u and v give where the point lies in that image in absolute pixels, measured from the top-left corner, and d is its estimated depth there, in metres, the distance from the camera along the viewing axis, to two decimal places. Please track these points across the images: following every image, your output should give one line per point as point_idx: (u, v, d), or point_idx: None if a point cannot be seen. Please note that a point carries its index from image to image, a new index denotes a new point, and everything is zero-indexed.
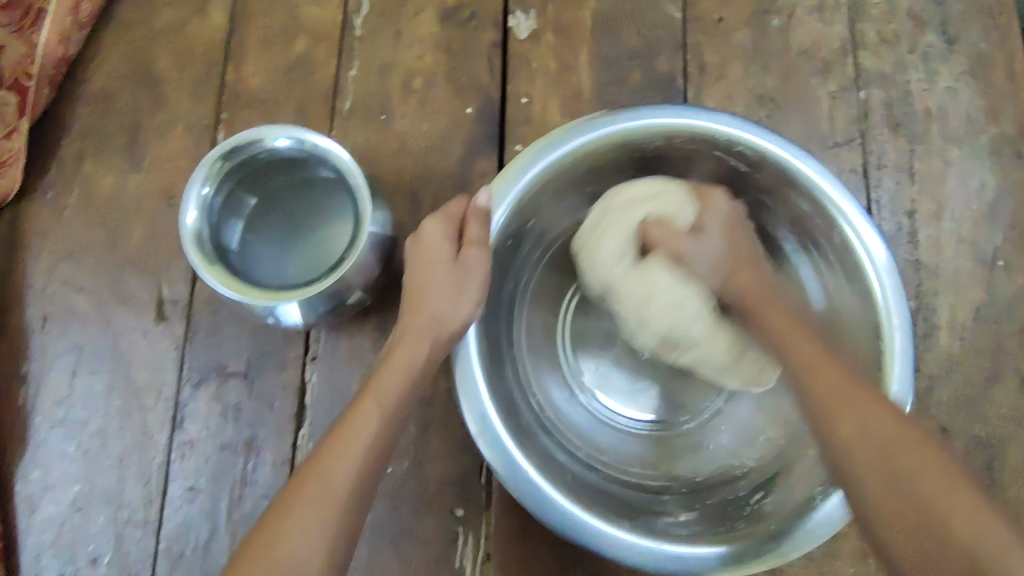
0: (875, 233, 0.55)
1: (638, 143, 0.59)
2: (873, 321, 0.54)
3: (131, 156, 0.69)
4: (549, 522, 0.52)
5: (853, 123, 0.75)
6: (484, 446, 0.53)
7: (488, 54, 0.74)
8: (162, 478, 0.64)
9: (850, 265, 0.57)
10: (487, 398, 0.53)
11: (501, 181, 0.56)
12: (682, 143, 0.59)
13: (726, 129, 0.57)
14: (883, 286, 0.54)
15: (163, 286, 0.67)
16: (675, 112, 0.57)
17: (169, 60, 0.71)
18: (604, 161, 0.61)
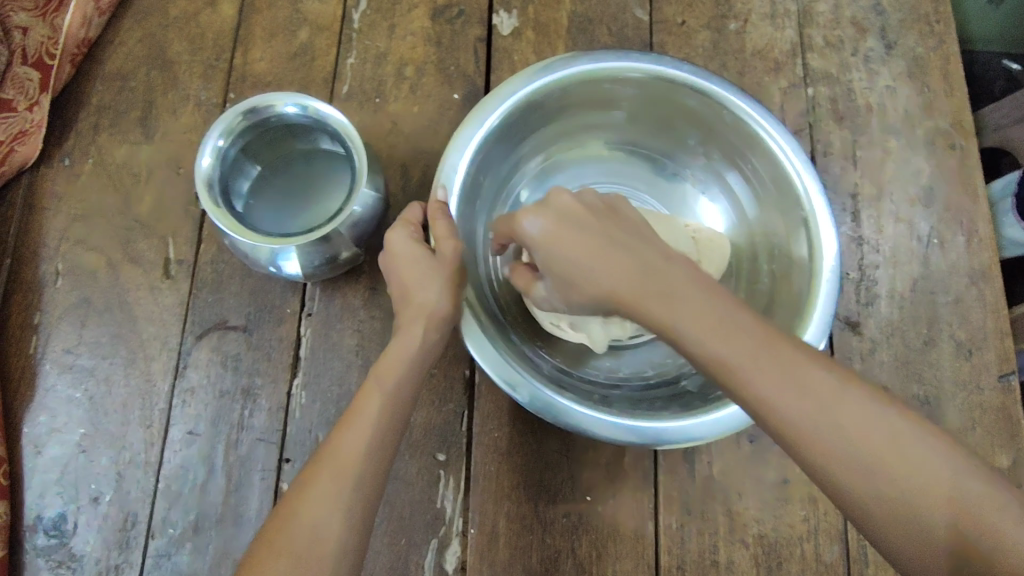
0: (752, 104, 0.64)
1: (538, 101, 0.67)
2: (799, 208, 0.64)
3: (144, 129, 0.75)
4: (589, 432, 0.58)
5: (802, 115, 0.83)
6: (515, 390, 0.59)
7: (475, 47, 0.81)
8: (163, 423, 0.68)
9: (751, 140, 0.66)
10: (498, 350, 0.60)
11: (442, 176, 0.63)
12: (576, 89, 0.68)
13: (610, 62, 0.66)
14: (788, 158, 0.64)
15: (170, 247, 0.72)
16: (563, 65, 0.65)
17: (183, 44, 0.78)
18: (518, 130, 0.69)
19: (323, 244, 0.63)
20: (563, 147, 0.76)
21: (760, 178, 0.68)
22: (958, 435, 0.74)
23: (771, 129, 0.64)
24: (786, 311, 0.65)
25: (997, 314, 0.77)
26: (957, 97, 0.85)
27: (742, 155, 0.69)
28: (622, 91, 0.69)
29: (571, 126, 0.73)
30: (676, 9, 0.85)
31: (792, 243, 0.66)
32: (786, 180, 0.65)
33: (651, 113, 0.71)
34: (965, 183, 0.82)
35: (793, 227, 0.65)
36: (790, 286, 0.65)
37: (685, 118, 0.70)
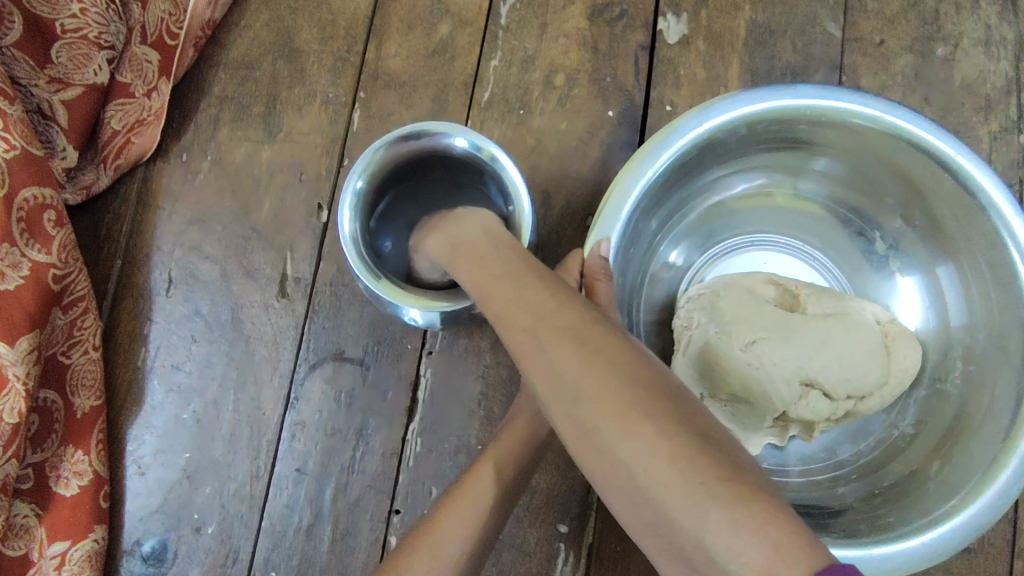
0: (987, 173, 0.53)
1: (720, 139, 0.56)
2: (1020, 315, 0.53)
3: (267, 127, 0.68)
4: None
5: (1013, 167, 0.70)
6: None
7: (636, 56, 0.71)
8: (271, 456, 0.64)
9: (970, 216, 0.55)
10: None
11: (602, 222, 0.53)
12: (765, 128, 0.57)
13: (819, 103, 0.55)
14: (1023, 252, 0.52)
15: (288, 262, 0.66)
16: (764, 98, 0.55)
17: (312, 32, 0.70)
18: (689, 171, 0.58)
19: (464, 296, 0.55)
20: (735, 185, 0.64)
21: (973, 268, 0.57)
22: None
23: (1002, 203, 0.52)
24: (981, 427, 0.54)
25: None
26: None
27: (952, 229, 0.58)
28: (818, 133, 0.58)
29: (750, 165, 0.62)
30: (874, 25, 0.73)
31: (1001, 347, 0.55)
32: (1008, 277, 0.54)
33: (850, 162, 0.60)
34: None
35: (1006, 333, 0.54)
36: (990, 397, 0.55)
37: (889, 173, 0.59)
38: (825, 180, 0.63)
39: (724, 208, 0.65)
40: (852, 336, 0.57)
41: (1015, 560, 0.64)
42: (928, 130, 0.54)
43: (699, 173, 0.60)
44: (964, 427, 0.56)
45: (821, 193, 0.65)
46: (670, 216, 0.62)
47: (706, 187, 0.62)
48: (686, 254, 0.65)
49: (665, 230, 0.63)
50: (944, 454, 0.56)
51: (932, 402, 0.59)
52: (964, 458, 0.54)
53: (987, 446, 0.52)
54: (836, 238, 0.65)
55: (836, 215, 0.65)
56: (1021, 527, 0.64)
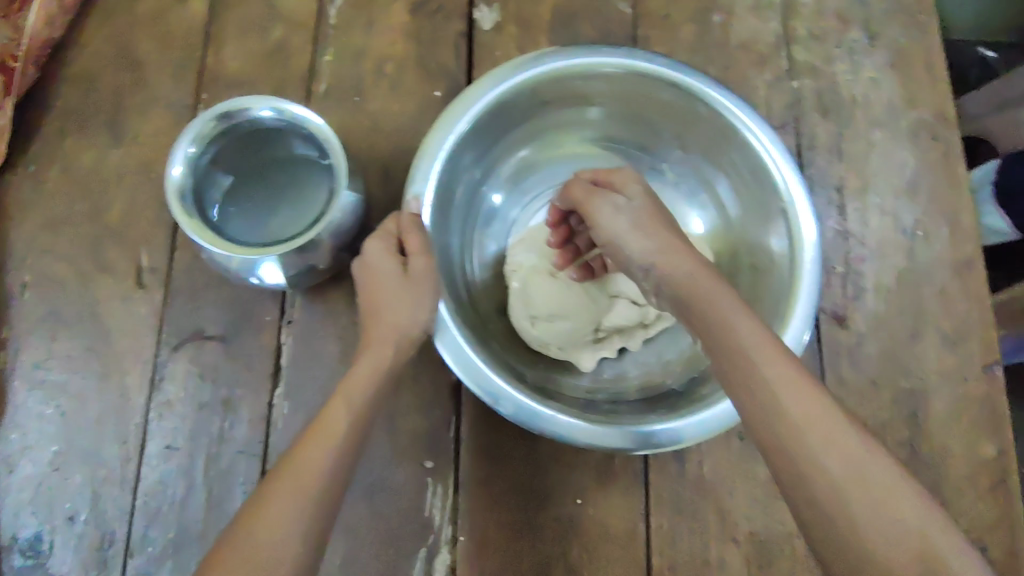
0: (730, 95, 0.63)
1: (513, 100, 0.65)
2: (779, 207, 0.63)
3: (114, 132, 0.73)
4: (580, 442, 0.57)
5: (787, 108, 0.82)
6: (500, 405, 0.58)
7: (455, 43, 0.79)
8: (140, 438, 0.66)
9: (729, 133, 0.65)
10: (472, 352, 0.58)
11: (416, 178, 0.61)
12: (550, 87, 0.66)
13: (586, 57, 0.63)
14: (772, 156, 0.62)
15: (143, 254, 0.70)
16: (540, 60, 0.63)
17: (153, 44, 0.76)
18: (491, 130, 0.67)
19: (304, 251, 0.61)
20: (542, 140, 0.74)
21: (741, 178, 0.67)
22: (945, 425, 0.74)
23: (748, 121, 0.62)
24: (767, 304, 0.63)
25: (982, 306, 0.78)
26: (940, 89, 0.85)
27: (721, 150, 0.68)
28: (596, 86, 0.67)
29: (551, 121, 0.72)
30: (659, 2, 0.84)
31: (771, 235, 0.65)
32: (766, 177, 0.63)
33: (632, 107, 0.70)
34: (950, 174, 0.82)
35: (773, 226, 0.64)
36: (772, 278, 0.64)
37: (661, 112, 0.69)
38: (620, 127, 0.73)
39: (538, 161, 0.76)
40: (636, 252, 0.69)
41: None
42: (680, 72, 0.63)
43: (504, 132, 0.69)
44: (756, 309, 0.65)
45: (613, 137, 0.75)
46: (488, 171, 0.72)
47: (517, 143, 0.72)
48: (506, 201, 0.76)
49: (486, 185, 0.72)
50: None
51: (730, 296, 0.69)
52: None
53: (772, 317, 0.61)
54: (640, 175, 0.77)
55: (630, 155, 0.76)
56: None
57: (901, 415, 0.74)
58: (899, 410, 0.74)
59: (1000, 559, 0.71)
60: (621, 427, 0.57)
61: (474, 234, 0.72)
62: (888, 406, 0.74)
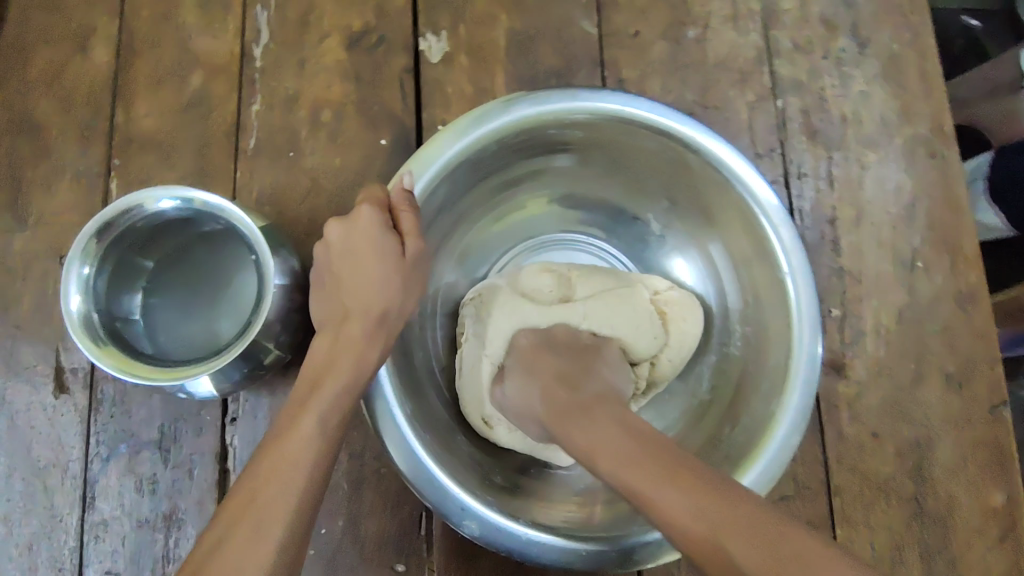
0: (720, 144, 0.56)
1: (473, 158, 0.57)
2: (775, 273, 0.56)
3: (15, 212, 0.64)
4: (550, 562, 0.52)
5: (771, 132, 0.75)
6: (465, 524, 0.52)
7: (400, 80, 0.70)
8: (76, 564, 0.59)
9: (718, 185, 0.58)
10: (429, 460, 0.52)
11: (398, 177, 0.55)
12: (512, 142, 0.58)
13: (552, 107, 0.56)
14: (766, 211, 0.56)
15: (61, 353, 0.62)
16: (503, 113, 0.56)
17: (52, 104, 0.67)
18: (450, 189, 0.59)
19: (240, 360, 0.53)
20: (507, 195, 0.66)
21: (733, 235, 0.61)
22: (951, 475, 0.70)
23: (739, 171, 0.56)
24: (760, 379, 0.57)
25: (986, 341, 0.73)
26: (936, 99, 0.78)
27: (708, 202, 0.61)
28: (564, 134, 0.59)
29: (515, 174, 0.64)
30: (626, 17, 0.75)
31: (763, 301, 0.58)
32: (760, 236, 0.57)
33: (605, 154, 0.62)
34: (948, 196, 0.76)
35: (768, 295, 0.58)
36: (765, 350, 0.58)
37: (638, 157, 0.61)
38: (595, 175, 0.66)
39: (503, 217, 0.68)
40: (612, 310, 0.61)
41: (832, 497, 0.68)
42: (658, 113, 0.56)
43: (465, 188, 0.61)
44: (748, 382, 0.59)
45: (584, 187, 0.68)
46: (448, 234, 0.64)
47: (479, 201, 0.65)
48: (467, 265, 0.68)
49: (444, 252, 0.65)
50: (733, 414, 0.59)
51: (720, 363, 0.63)
52: (749, 414, 0.56)
53: (767, 400, 0.55)
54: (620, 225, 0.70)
55: (609, 207, 0.69)
56: (831, 465, 0.69)
57: (905, 467, 0.69)
58: (901, 462, 0.69)
59: None
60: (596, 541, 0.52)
61: (433, 306, 0.65)
62: (891, 458, 0.69)
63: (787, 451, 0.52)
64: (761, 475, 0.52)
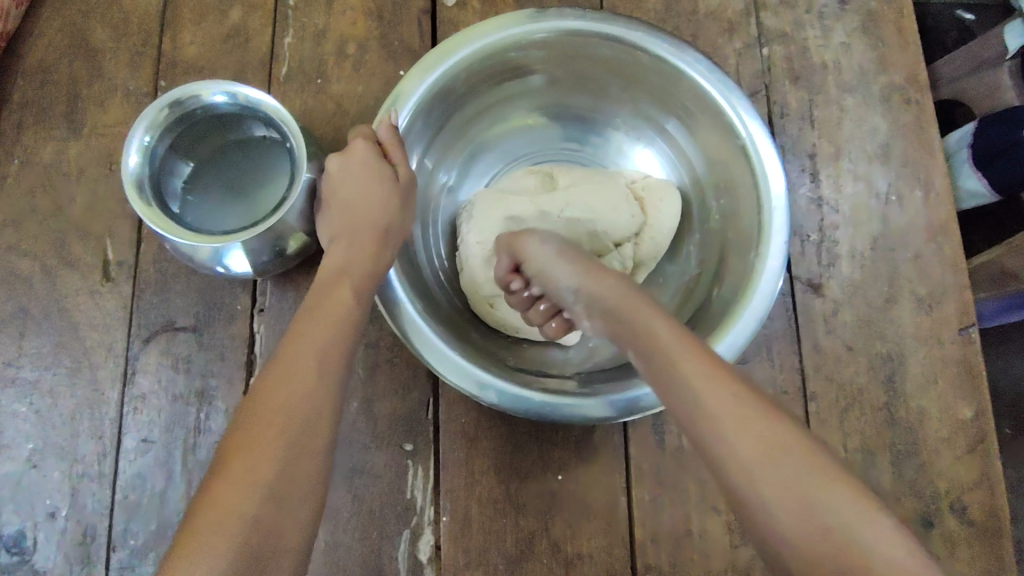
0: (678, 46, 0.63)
1: (448, 85, 0.64)
2: (739, 148, 0.62)
3: (72, 124, 0.72)
4: (548, 416, 0.58)
5: (757, 76, 0.82)
6: (476, 392, 0.58)
7: (419, 19, 0.78)
8: (116, 432, 0.66)
9: (683, 85, 0.65)
10: (426, 326, 0.59)
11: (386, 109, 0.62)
12: (480, 66, 0.65)
13: (517, 26, 0.63)
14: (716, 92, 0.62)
15: (109, 248, 0.69)
16: (486, 30, 0.63)
17: (107, 32, 0.74)
18: (439, 108, 0.66)
19: (269, 236, 0.60)
20: (501, 114, 0.74)
21: (698, 126, 0.67)
22: (922, 387, 0.75)
23: (686, 65, 0.62)
24: (739, 245, 0.63)
25: (956, 269, 0.78)
26: (910, 50, 0.84)
27: (669, 97, 0.68)
28: (528, 54, 0.66)
29: (491, 99, 0.71)
30: None
31: (735, 177, 0.64)
32: (724, 124, 0.63)
33: (584, 70, 0.70)
34: (921, 138, 0.82)
35: (734, 169, 0.64)
36: (741, 218, 0.63)
37: (599, 67, 0.68)
38: (577, 92, 0.73)
39: (498, 136, 0.76)
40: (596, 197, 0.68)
41: (809, 404, 0.73)
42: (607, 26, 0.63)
43: (449, 114, 0.69)
44: (730, 252, 0.64)
45: (556, 103, 0.75)
46: (447, 148, 0.73)
47: (469, 121, 0.72)
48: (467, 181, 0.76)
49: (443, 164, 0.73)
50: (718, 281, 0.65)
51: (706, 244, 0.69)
52: (734, 277, 0.62)
53: (747, 261, 0.61)
54: (602, 137, 0.77)
55: (581, 117, 0.76)
56: (809, 375, 0.74)
57: (878, 379, 0.75)
58: (875, 375, 0.75)
59: (976, 517, 0.72)
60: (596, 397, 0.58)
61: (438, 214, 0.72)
62: (865, 370, 0.75)
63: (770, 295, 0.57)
64: (743, 329, 0.57)
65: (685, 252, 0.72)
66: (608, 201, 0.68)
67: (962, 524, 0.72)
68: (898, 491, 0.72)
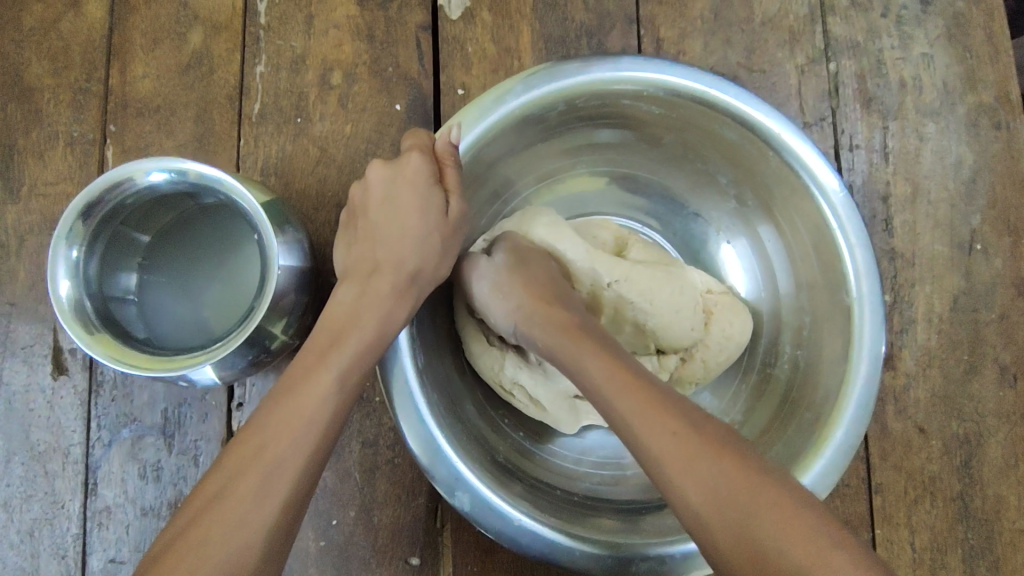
0: (795, 136, 0.53)
1: (499, 138, 0.53)
2: (837, 266, 0.53)
3: (5, 182, 0.60)
4: (565, 562, 0.48)
5: (822, 98, 0.69)
6: (488, 522, 0.48)
7: (417, 39, 0.64)
8: (80, 552, 0.57)
9: (790, 182, 0.54)
10: (440, 436, 0.49)
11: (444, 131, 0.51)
12: (544, 116, 0.54)
13: (591, 74, 0.52)
14: (824, 191, 0.53)
15: (59, 334, 0.59)
16: (572, 74, 0.52)
17: (42, 64, 0.62)
18: (487, 159, 0.55)
19: (245, 348, 0.49)
20: (564, 166, 0.63)
21: (788, 221, 0.57)
22: (1001, 474, 0.65)
23: (795, 146, 0.52)
24: (803, 411, 0.54)
25: None
26: (1005, 62, 0.70)
27: (758, 180, 0.58)
28: (603, 108, 0.56)
29: (546, 153, 0.60)
30: None
31: (823, 316, 0.55)
32: (832, 248, 0.53)
33: (671, 136, 0.59)
34: (1013, 172, 0.69)
35: (825, 284, 0.55)
36: (815, 379, 0.54)
37: (678, 128, 0.57)
38: (657, 160, 0.63)
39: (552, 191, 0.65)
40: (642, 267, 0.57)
41: (873, 496, 0.64)
42: (708, 85, 0.52)
43: (497, 164, 0.57)
44: (800, 379, 0.56)
45: (617, 166, 0.64)
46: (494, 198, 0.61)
47: (516, 175, 0.61)
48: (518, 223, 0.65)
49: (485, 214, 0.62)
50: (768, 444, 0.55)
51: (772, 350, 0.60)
52: (786, 444, 0.53)
53: (809, 432, 0.52)
54: (677, 215, 0.66)
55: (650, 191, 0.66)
56: (874, 462, 0.64)
57: (952, 465, 0.65)
58: (951, 461, 0.65)
59: None
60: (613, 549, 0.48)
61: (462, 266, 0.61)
62: (939, 455, 0.65)
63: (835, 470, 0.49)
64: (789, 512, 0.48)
65: (736, 384, 0.62)
66: (673, 300, 0.57)
67: None
68: None
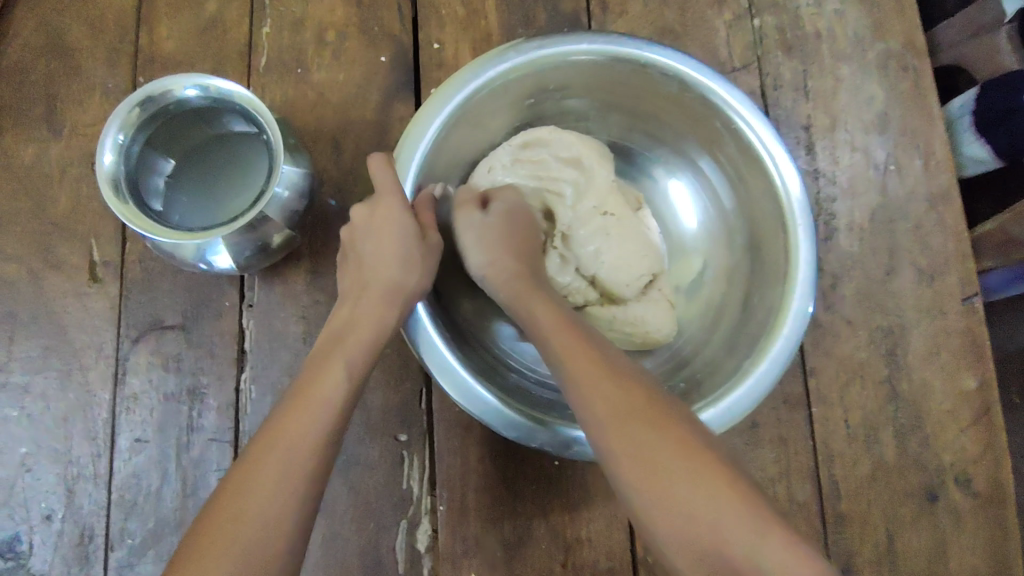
0: (777, 142, 0.62)
1: (486, 96, 0.62)
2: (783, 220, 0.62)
3: (51, 126, 0.71)
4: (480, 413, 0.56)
5: (748, 48, 0.80)
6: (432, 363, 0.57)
7: (399, 4, 0.76)
8: (108, 432, 0.66)
9: (759, 173, 0.64)
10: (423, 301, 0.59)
11: (427, 110, 0.59)
12: (523, 80, 0.64)
13: (564, 45, 0.62)
14: (769, 152, 0.62)
15: (94, 249, 0.69)
16: (603, 41, 0.62)
17: (83, 30, 0.73)
18: (477, 113, 0.64)
19: (250, 231, 0.59)
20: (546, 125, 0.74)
21: (740, 180, 0.68)
22: (924, 360, 0.73)
23: (747, 116, 0.62)
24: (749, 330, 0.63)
25: (958, 237, 0.76)
26: (909, 14, 0.82)
27: (714, 142, 0.68)
28: (574, 74, 0.66)
29: (527, 114, 0.71)
30: None
31: (766, 263, 0.65)
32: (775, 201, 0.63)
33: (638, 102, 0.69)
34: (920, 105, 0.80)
35: (772, 235, 0.64)
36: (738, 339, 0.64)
37: (642, 95, 0.68)
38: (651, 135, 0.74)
39: None
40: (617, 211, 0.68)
41: (808, 379, 0.73)
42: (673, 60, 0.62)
43: (484, 120, 0.67)
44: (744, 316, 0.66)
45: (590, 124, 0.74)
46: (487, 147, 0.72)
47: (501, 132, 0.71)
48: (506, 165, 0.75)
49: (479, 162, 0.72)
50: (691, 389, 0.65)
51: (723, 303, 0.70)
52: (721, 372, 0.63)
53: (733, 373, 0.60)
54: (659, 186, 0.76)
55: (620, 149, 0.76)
56: (807, 351, 0.73)
57: (878, 353, 0.73)
58: (875, 349, 0.73)
59: (982, 489, 0.71)
60: (541, 424, 0.56)
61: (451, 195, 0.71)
62: (865, 344, 0.73)
63: (738, 410, 0.57)
64: (738, 402, 0.57)
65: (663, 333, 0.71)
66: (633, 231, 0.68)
67: (967, 497, 0.71)
68: (899, 464, 0.71)
